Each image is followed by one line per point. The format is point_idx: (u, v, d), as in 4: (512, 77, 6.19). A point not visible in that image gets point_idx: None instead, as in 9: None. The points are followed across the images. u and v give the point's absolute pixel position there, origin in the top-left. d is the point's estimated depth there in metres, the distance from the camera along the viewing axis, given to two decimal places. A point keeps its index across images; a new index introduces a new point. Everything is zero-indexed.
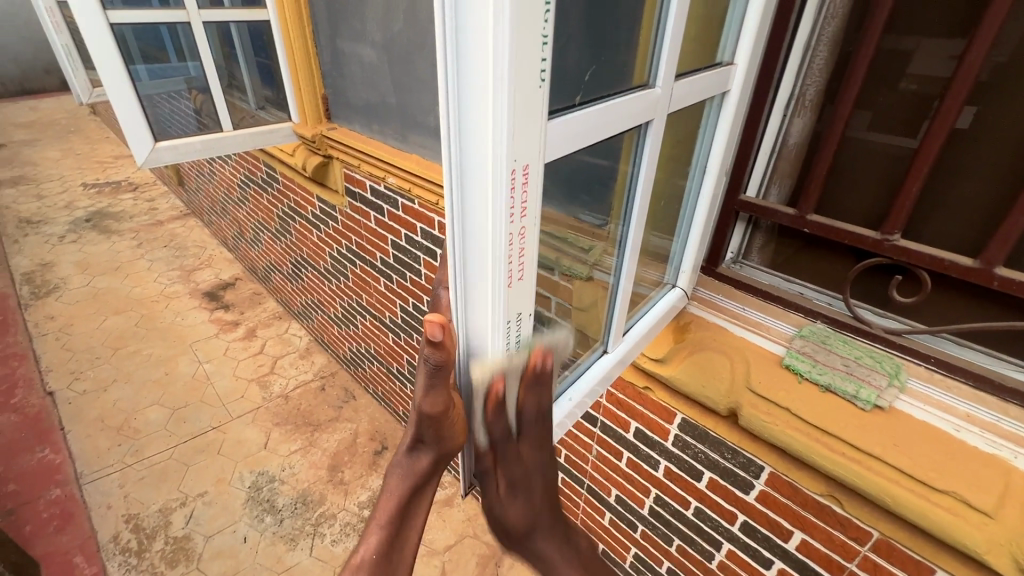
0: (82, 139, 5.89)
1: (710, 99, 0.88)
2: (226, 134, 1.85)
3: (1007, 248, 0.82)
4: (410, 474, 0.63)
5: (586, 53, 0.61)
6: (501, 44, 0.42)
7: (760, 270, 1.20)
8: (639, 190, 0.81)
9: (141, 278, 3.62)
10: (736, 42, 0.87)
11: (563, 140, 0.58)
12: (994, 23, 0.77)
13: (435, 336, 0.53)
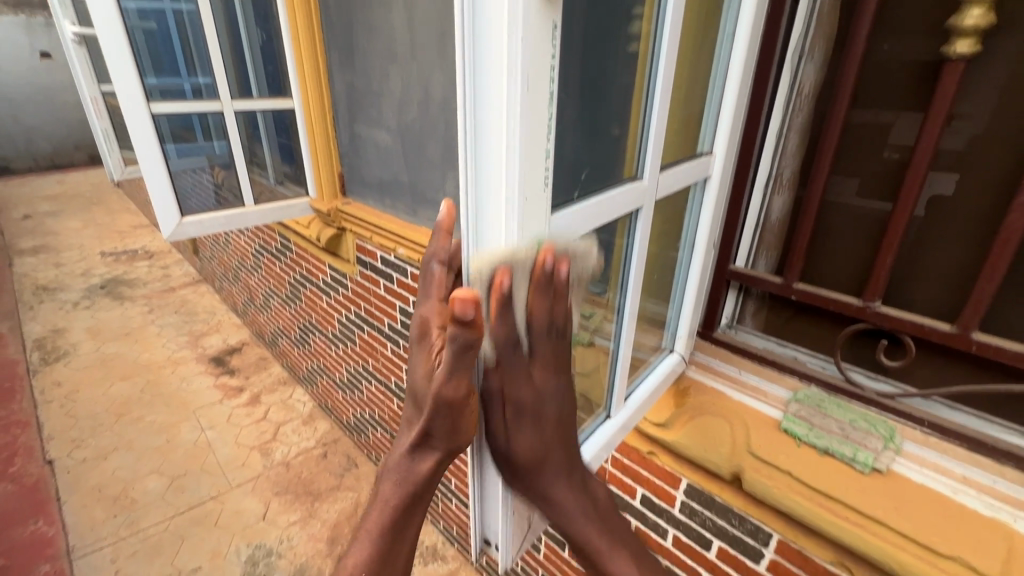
0: (104, 210, 6.17)
1: (693, 185, 0.98)
2: (248, 210, 2.01)
3: (981, 311, 0.88)
4: (404, 482, 0.79)
5: (581, 156, 0.72)
6: (513, 153, 0.54)
7: (755, 334, 1.25)
8: (635, 261, 0.89)
9: (149, 344, 3.68)
10: (714, 134, 0.97)
11: (567, 227, 0.68)
12: (946, 97, 0.88)
13: (469, 313, 0.56)
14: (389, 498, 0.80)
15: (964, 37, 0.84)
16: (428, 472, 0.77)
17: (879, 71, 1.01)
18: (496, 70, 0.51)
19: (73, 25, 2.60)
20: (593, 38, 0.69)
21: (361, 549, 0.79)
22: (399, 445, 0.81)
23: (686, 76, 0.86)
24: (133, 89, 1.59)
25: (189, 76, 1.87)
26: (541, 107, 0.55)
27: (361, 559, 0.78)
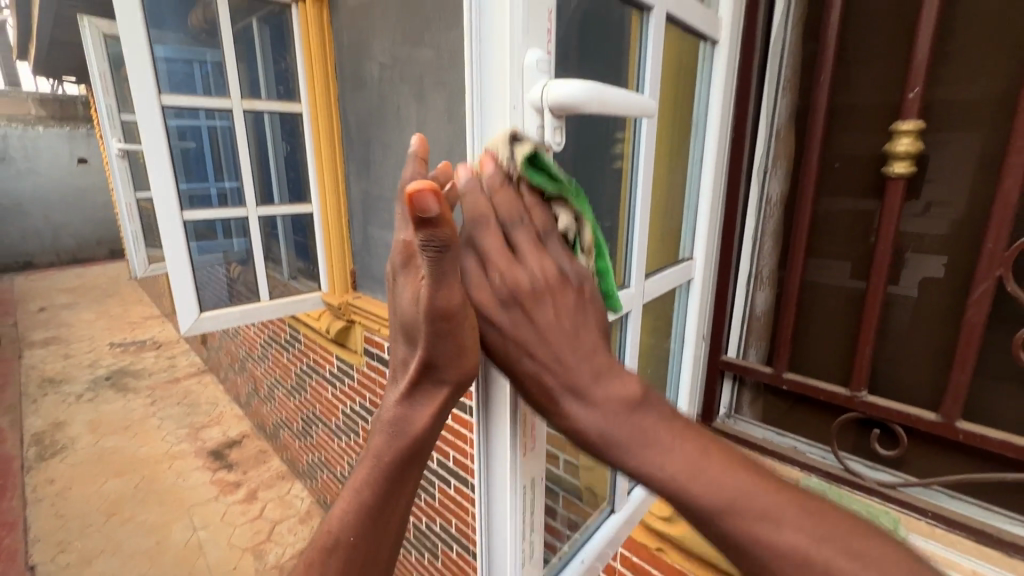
0: (117, 302, 6.35)
1: (677, 287, 1.08)
2: (263, 304, 2.12)
3: (960, 402, 0.95)
4: (398, 435, 0.63)
5: None
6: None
7: (754, 424, 1.28)
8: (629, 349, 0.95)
9: (149, 437, 3.63)
10: (693, 242, 1.09)
11: None
12: (896, 195, 1.03)
13: (431, 212, 0.41)
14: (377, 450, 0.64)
15: (899, 160, 1.02)
16: (430, 419, 0.63)
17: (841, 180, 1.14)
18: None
19: (118, 142, 2.89)
20: (581, 174, 0.81)
21: (345, 508, 0.64)
22: (389, 394, 0.65)
23: (664, 196, 1.00)
24: (170, 198, 1.76)
25: (216, 180, 2.01)
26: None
27: (346, 515, 0.63)
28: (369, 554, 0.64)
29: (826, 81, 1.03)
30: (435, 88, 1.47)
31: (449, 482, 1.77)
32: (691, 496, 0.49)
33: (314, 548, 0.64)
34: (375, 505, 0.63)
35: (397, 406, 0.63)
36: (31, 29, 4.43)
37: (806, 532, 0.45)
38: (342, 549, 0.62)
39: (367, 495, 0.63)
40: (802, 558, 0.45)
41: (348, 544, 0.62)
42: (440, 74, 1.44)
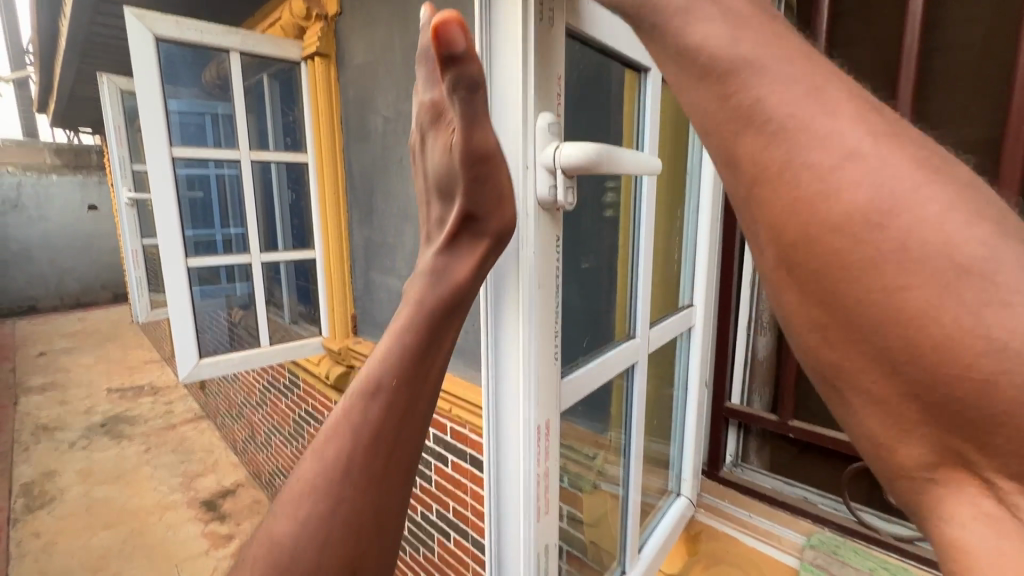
0: (118, 346, 6.33)
1: (679, 335, 1.12)
2: (263, 349, 2.10)
3: None
4: (440, 282, 0.62)
5: (580, 331, 0.91)
6: (525, 332, 0.71)
7: (760, 473, 1.27)
8: (636, 396, 1.02)
9: (141, 486, 3.53)
10: (692, 290, 1.15)
11: (572, 391, 0.84)
12: None
13: (457, 45, 0.52)
14: (412, 302, 0.61)
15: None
16: (468, 273, 0.63)
17: None
18: (514, 277, 0.71)
19: (129, 191, 2.96)
20: (583, 229, 0.89)
21: (385, 353, 0.57)
22: (423, 256, 0.66)
23: (664, 248, 1.06)
24: (175, 245, 1.80)
25: (222, 225, 2.11)
26: (551, 296, 0.74)
27: (385, 360, 0.57)
28: (410, 406, 0.56)
29: None
30: None
31: (448, 535, 1.71)
32: (783, 121, 0.33)
33: (348, 399, 0.55)
34: (419, 342, 0.58)
35: (433, 259, 0.64)
36: (51, 83, 4.61)
37: (926, 215, 0.29)
38: (385, 393, 0.54)
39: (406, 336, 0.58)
40: (885, 234, 0.30)
41: (390, 387, 0.55)
42: None
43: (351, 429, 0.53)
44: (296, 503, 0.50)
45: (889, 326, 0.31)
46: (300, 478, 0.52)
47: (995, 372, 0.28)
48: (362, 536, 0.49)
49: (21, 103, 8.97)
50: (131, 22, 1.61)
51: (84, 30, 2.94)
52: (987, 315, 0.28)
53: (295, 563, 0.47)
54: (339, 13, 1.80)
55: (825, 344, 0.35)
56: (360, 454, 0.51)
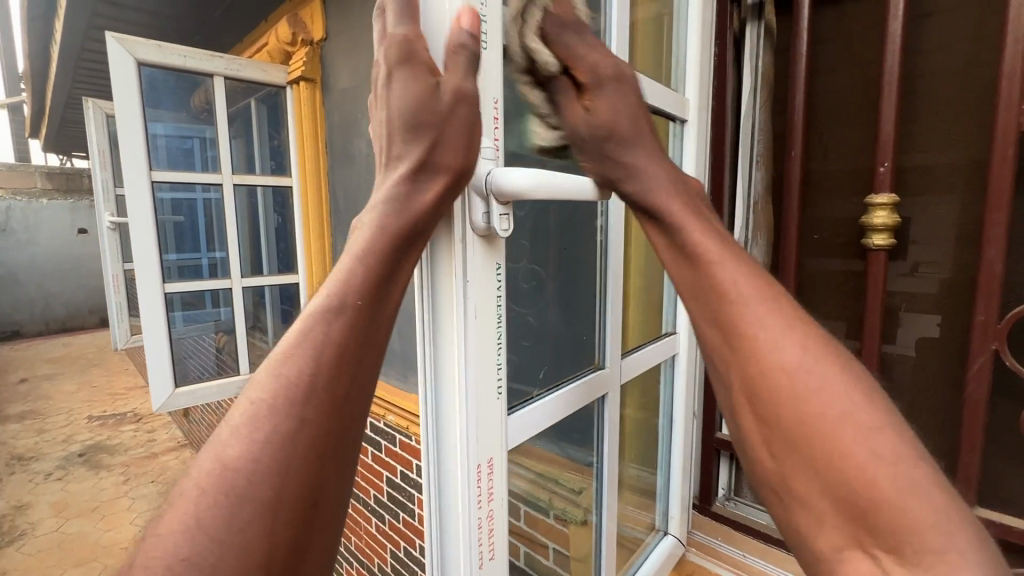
0: (102, 371, 6.19)
1: (662, 362, 1.08)
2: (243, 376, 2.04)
3: (976, 452, 0.98)
4: (400, 201, 0.52)
5: (539, 357, 0.84)
6: (463, 368, 0.63)
7: (754, 507, 1.21)
8: (607, 424, 0.95)
9: (117, 520, 3.39)
10: (675, 316, 1.11)
11: (523, 429, 0.76)
12: (879, 266, 1.05)
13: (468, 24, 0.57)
14: (375, 232, 0.51)
15: (878, 233, 1.04)
16: (434, 203, 0.54)
17: (819, 249, 1.19)
18: (447, 299, 0.62)
19: (112, 215, 2.93)
20: (565, 252, 0.89)
21: (348, 270, 0.49)
22: (380, 189, 0.54)
23: (641, 273, 1.04)
24: (153, 271, 1.76)
25: (208, 250, 2.07)
26: (492, 324, 0.66)
27: (344, 282, 0.48)
28: (364, 342, 0.48)
29: (796, 158, 1.06)
30: None
31: None
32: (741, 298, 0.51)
33: (304, 320, 0.47)
34: (383, 265, 0.50)
35: (395, 179, 0.53)
36: (41, 109, 4.62)
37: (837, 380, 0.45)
38: (349, 314, 0.46)
39: (373, 246, 0.50)
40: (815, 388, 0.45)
41: (354, 308, 0.47)
42: None
43: (309, 347, 0.44)
44: (252, 424, 0.41)
45: (804, 437, 0.44)
46: (247, 401, 0.43)
47: (882, 480, 0.40)
48: (326, 464, 0.43)
49: (14, 127, 9.00)
50: (113, 47, 1.60)
51: (73, 56, 2.94)
52: (884, 450, 0.41)
53: (251, 494, 0.38)
54: (325, 39, 1.80)
55: (764, 448, 0.48)
56: (325, 372, 0.44)
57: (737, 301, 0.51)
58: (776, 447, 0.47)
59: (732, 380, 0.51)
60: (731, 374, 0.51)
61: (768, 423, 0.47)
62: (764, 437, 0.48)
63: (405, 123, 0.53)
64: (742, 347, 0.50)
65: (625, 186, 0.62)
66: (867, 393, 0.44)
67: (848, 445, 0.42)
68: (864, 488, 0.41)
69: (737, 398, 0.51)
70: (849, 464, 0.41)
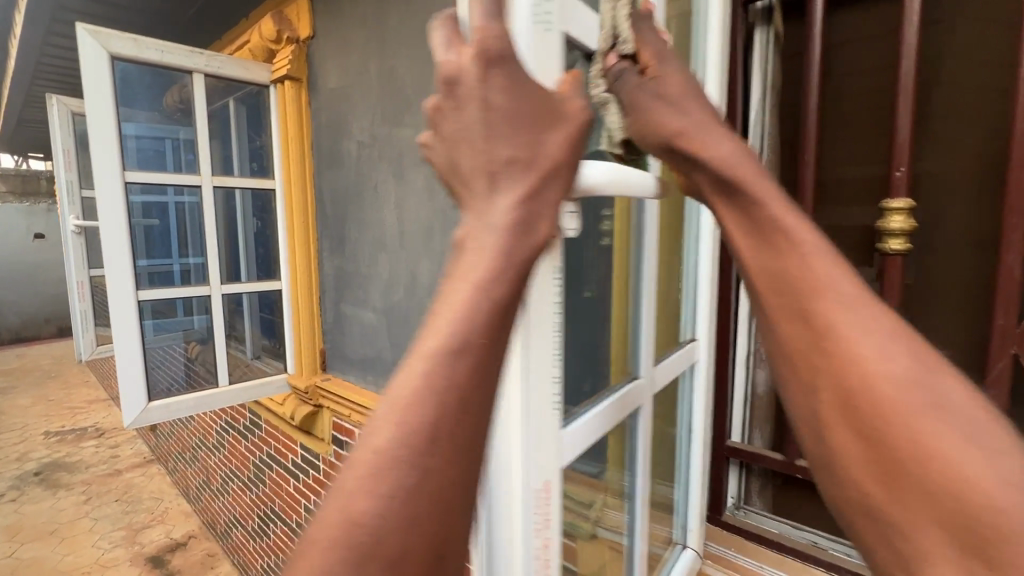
0: (60, 384, 5.87)
1: (682, 371, 1.07)
2: (224, 389, 1.92)
3: None
4: (519, 220, 0.42)
5: (583, 371, 0.88)
6: (523, 386, 0.63)
7: (766, 516, 1.21)
8: (641, 434, 0.97)
9: (77, 542, 3.19)
10: (694, 323, 1.11)
11: (573, 444, 0.78)
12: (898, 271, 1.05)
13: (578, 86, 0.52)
14: (496, 260, 0.40)
15: (894, 238, 1.04)
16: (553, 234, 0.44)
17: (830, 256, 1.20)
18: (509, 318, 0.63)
19: (77, 218, 2.78)
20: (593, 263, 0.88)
21: (467, 301, 0.39)
22: (497, 208, 0.42)
23: (666, 281, 1.03)
24: (126, 279, 1.65)
25: (180, 256, 2.00)
26: (550, 344, 0.66)
27: (465, 319, 0.38)
28: (481, 383, 0.39)
29: (809, 162, 1.06)
30: (414, 164, 1.44)
31: None
32: (828, 287, 0.50)
33: (423, 356, 0.38)
34: (509, 297, 0.40)
35: (513, 200, 0.42)
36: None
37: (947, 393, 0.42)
38: (472, 356, 0.38)
39: (502, 271, 0.40)
40: (909, 389, 0.43)
41: (478, 347, 0.38)
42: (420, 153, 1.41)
43: (432, 393, 0.37)
44: (374, 479, 0.35)
45: (900, 447, 0.42)
46: (367, 447, 0.36)
47: (997, 500, 0.37)
48: (451, 519, 0.37)
49: None
50: (84, 39, 1.50)
51: (34, 53, 2.79)
52: (989, 469, 0.38)
53: (378, 551, 0.34)
54: (312, 37, 1.74)
55: (863, 472, 0.45)
56: (450, 420, 0.37)
57: (833, 303, 0.49)
58: (875, 465, 0.44)
59: (822, 394, 0.49)
60: (824, 388, 0.49)
61: (868, 438, 0.45)
62: (863, 458, 0.45)
63: (519, 124, 0.44)
64: (837, 357, 0.48)
65: (698, 150, 0.59)
66: (981, 406, 0.42)
67: (959, 461, 0.39)
68: (977, 509, 0.38)
69: (829, 413, 0.48)
70: (958, 481, 0.39)
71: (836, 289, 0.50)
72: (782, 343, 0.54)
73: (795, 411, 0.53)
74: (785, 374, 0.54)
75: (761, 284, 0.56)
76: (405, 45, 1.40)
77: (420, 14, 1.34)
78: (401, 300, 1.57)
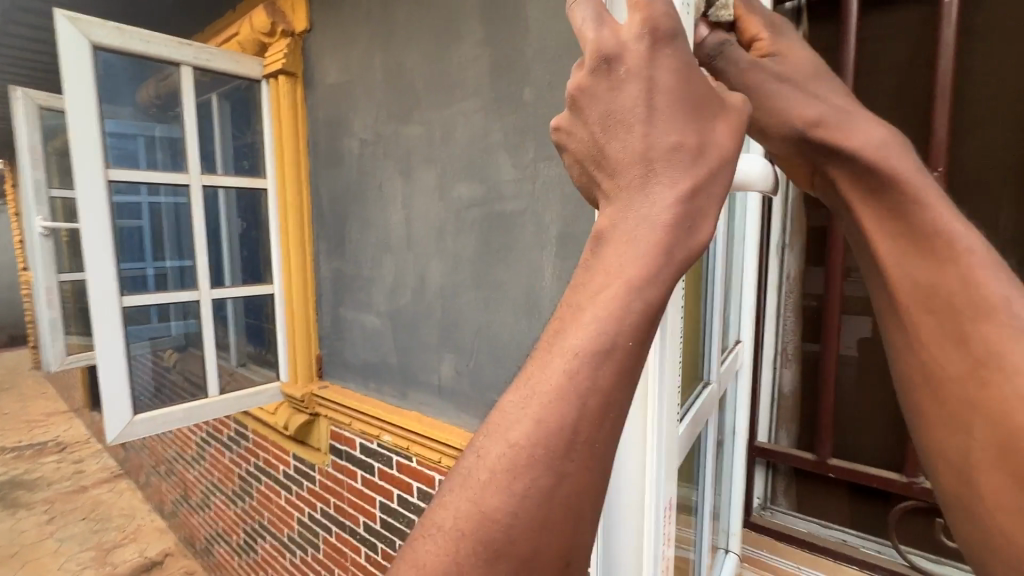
0: (15, 397, 5.51)
1: (731, 386, 1.05)
2: (211, 400, 1.83)
3: None
4: (676, 222, 0.38)
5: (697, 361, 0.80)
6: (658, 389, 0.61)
7: (791, 515, 1.37)
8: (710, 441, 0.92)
9: (41, 566, 2.99)
10: (743, 322, 1.08)
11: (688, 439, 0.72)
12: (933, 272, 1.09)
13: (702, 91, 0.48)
14: (653, 257, 0.37)
15: None
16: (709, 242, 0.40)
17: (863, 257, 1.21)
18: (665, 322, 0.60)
19: (43, 219, 2.60)
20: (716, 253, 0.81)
21: (619, 301, 0.37)
22: (651, 201, 0.39)
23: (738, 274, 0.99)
24: (108, 284, 1.54)
25: (155, 259, 1.87)
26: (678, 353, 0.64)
27: (619, 321, 0.37)
28: (620, 389, 0.37)
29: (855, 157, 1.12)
30: (424, 164, 1.39)
31: None
32: (996, 314, 0.47)
33: (566, 353, 0.37)
34: (657, 307, 0.37)
35: (673, 199, 0.38)
36: None
37: None
38: (618, 358, 0.36)
39: (652, 278, 0.37)
40: None
41: (624, 352, 0.37)
42: (431, 151, 1.37)
43: (574, 395, 0.36)
44: (511, 475, 0.35)
45: None
46: (503, 440, 0.37)
47: None
48: (581, 526, 0.36)
49: None
50: (63, 25, 1.40)
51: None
52: None
53: (512, 545, 0.34)
54: (308, 30, 1.67)
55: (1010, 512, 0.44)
56: (589, 423, 0.36)
57: (1006, 336, 0.46)
58: None
59: (977, 434, 0.47)
60: (979, 423, 0.47)
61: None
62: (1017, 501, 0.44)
63: (679, 113, 0.40)
64: (1003, 398, 0.45)
65: (844, 139, 0.51)
66: None
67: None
68: None
69: (982, 456, 0.46)
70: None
71: (1003, 310, 0.47)
72: (924, 364, 0.52)
73: (928, 443, 0.53)
74: (927, 401, 0.52)
75: (904, 297, 0.52)
76: (416, 39, 1.35)
77: (432, 8, 1.30)
78: (410, 303, 1.51)
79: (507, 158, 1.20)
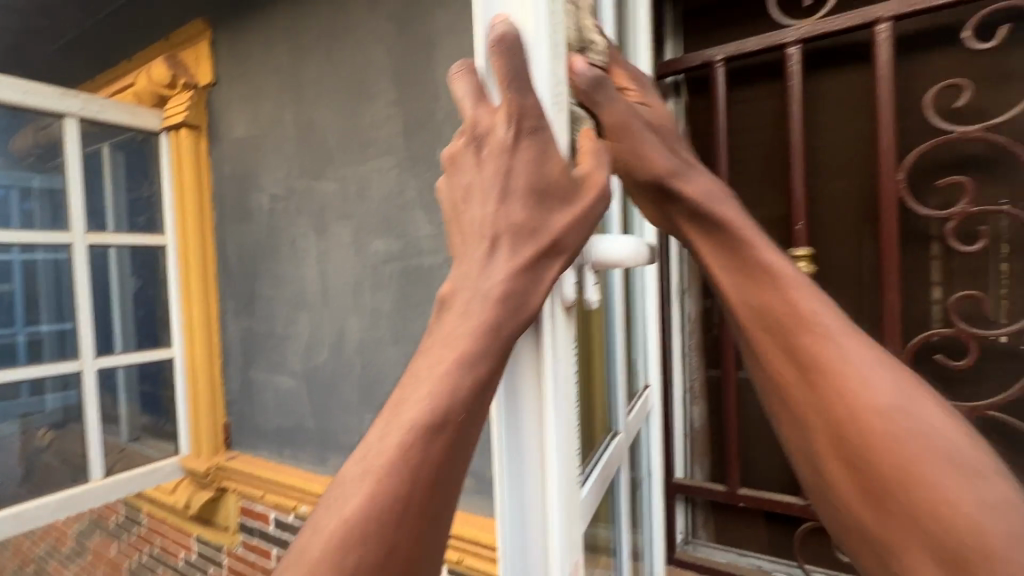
0: None
1: (642, 428, 1.09)
2: (90, 487, 1.60)
3: None
4: (519, 292, 0.40)
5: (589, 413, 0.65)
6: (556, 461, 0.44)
7: (711, 547, 1.35)
8: (624, 485, 0.94)
9: None
10: (650, 367, 1.13)
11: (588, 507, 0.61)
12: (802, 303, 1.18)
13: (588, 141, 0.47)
14: (478, 335, 0.39)
15: None
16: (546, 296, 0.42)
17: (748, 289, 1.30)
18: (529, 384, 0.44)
19: None
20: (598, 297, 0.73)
21: (450, 375, 0.38)
22: (489, 271, 0.40)
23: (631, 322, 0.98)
24: None
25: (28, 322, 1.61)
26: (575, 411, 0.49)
27: (477, 391, 0.39)
28: (447, 456, 0.38)
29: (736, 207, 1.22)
30: (339, 220, 1.37)
31: None
32: (812, 318, 0.49)
33: (402, 427, 0.37)
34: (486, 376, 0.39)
35: (507, 270, 0.40)
36: None
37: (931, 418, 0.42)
38: (449, 432, 0.37)
39: (479, 352, 0.39)
40: (898, 418, 0.42)
41: (453, 425, 0.38)
42: (346, 208, 1.35)
43: (404, 469, 0.36)
44: (337, 554, 0.33)
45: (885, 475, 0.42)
46: (337, 515, 0.35)
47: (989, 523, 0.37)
48: None
49: None
50: None
51: None
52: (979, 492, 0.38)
53: None
54: (213, 84, 1.62)
55: (850, 491, 0.45)
56: (421, 491, 0.36)
57: (821, 338, 0.48)
58: (868, 494, 0.43)
59: (814, 428, 0.48)
60: (812, 416, 0.48)
61: (854, 467, 0.44)
62: (853, 483, 0.44)
63: (535, 192, 0.42)
64: (824, 390, 0.47)
65: (684, 187, 0.57)
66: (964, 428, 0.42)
67: (938, 484, 0.39)
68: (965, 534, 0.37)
69: (821, 445, 0.47)
70: (939, 506, 0.39)
71: (818, 316, 0.49)
72: (767, 376, 0.53)
73: None
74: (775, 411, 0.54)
75: (744, 318, 0.54)
76: (326, 98, 1.36)
77: (343, 70, 1.32)
78: (327, 361, 1.45)
79: (424, 217, 1.22)
